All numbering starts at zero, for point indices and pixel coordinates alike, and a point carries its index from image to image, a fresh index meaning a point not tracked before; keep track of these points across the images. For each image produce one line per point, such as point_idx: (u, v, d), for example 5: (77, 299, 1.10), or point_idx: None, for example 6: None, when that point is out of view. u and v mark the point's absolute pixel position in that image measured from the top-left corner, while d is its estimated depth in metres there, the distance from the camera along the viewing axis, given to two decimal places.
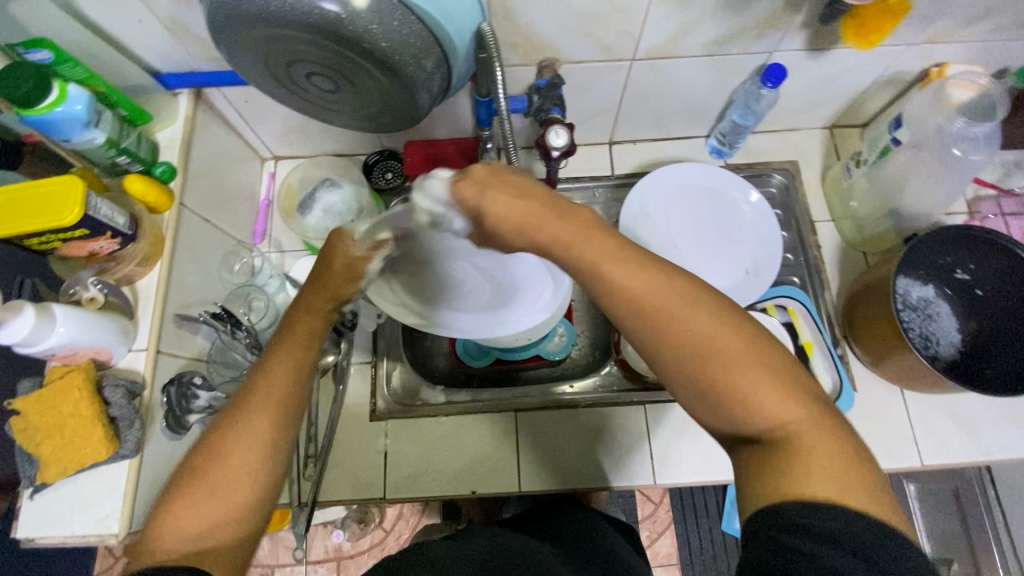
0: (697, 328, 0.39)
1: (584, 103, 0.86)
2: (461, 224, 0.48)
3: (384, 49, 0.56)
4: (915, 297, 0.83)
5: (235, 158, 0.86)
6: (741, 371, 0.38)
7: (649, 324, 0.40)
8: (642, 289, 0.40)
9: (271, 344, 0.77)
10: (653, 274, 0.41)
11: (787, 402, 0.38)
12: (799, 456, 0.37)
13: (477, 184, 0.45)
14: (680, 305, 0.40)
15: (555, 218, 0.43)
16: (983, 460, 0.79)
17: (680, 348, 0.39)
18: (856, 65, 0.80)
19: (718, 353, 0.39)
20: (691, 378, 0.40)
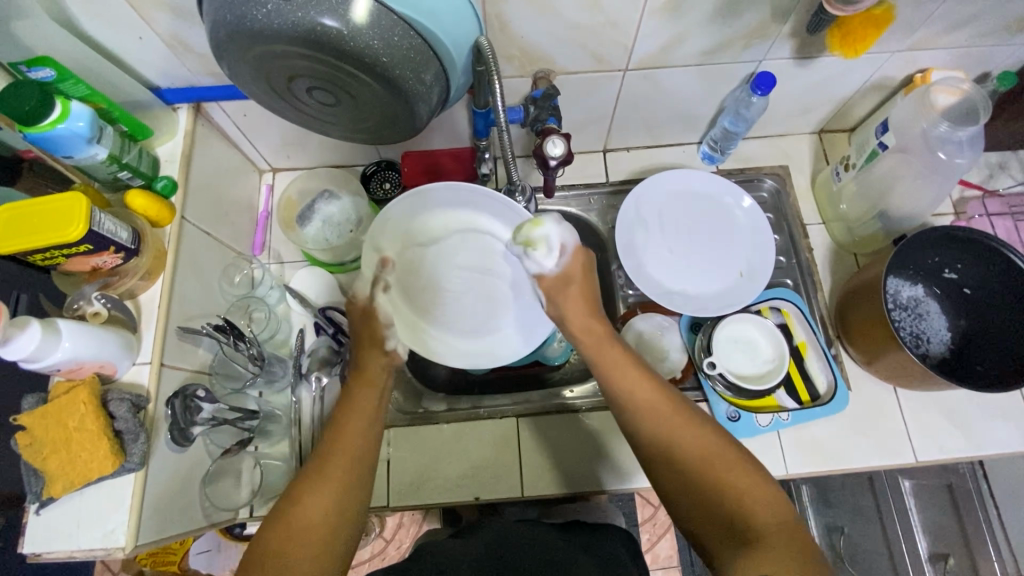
0: (692, 441, 0.54)
1: (578, 112, 0.87)
2: (551, 263, 0.64)
3: (384, 64, 0.57)
4: (906, 297, 0.85)
5: (234, 171, 0.87)
6: (728, 475, 0.51)
7: (661, 434, 0.55)
8: (658, 403, 0.56)
9: (271, 354, 0.79)
10: (671, 399, 0.57)
11: (763, 505, 0.49)
12: (774, 546, 0.46)
13: (568, 276, 0.65)
14: (688, 421, 0.55)
15: (603, 325, 0.63)
16: (975, 455, 0.81)
17: (678, 458, 0.53)
18: (842, 72, 0.82)
19: (711, 458, 0.52)
20: (687, 478, 0.52)
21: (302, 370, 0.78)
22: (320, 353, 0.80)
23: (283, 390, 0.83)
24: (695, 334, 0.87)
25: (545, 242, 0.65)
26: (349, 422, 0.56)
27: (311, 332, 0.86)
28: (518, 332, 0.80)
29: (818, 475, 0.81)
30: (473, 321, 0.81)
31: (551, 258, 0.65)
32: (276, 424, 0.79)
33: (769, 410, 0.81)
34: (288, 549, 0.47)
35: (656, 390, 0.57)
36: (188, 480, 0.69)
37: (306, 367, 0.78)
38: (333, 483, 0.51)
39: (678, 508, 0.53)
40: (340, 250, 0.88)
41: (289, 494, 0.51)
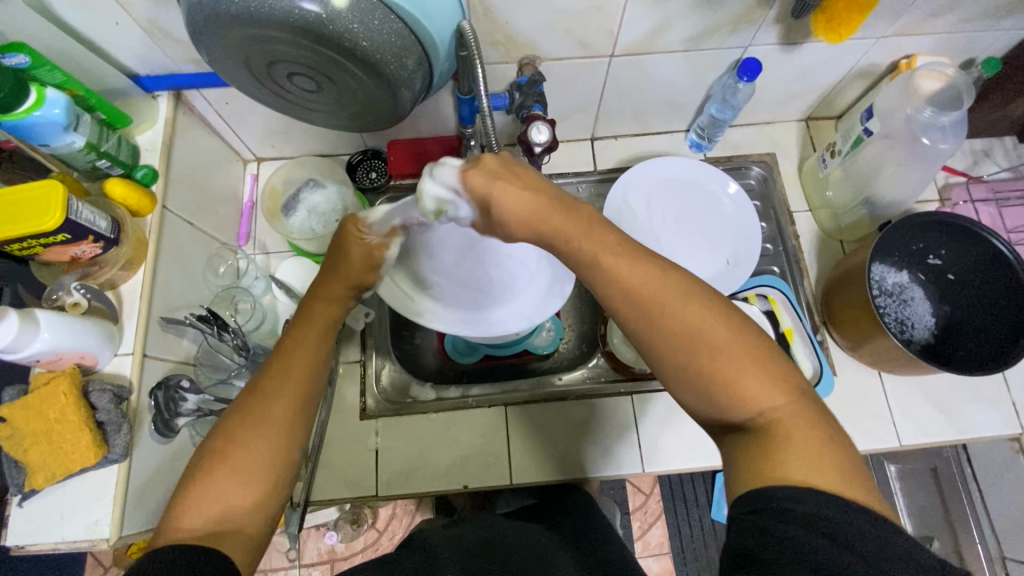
0: (689, 320, 0.43)
1: (565, 100, 0.87)
2: (467, 211, 0.50)
3: (365, 49, 0.56)
4: (891, 283, 0.86)
5: (217, 160, 0.86)
6: (733, 356, 0.42)
7: (646, 318, 0.44)
8: (644, 284, 0.44)
9: (256, 346, 0.78)
10: (652, 268, 0.44)
11: (774, 391, 0.41)
12: (783, 441, 0.39)
13: (488, 175, 0.48)
14: (680, 301, 0.43)
15: (560, 212, 0.46)
16: (958, 437, 0.82)
17: (672, 335, 0.43)
18: (829, 58, 0.82)
19: (709, 341, 0.42)
20: (681, 370, 0.43)
21: None
22: None
23: None
24: None
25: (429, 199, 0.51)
26: (295, 345, 0.50)
27: None
28: (520, 310, 0.75)
29: None
30: (473, 301, 0.77)
31: (462, 212, 0.51)
32: None
33: None
34: (223, 486, 0.44)
35: (633, 268, 0.44)
36: (174, 471, 0.69)
37: None
38: (281, 412, 0.47)
39: (676, 396, 0.45)
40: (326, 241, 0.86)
41: (224, 426, 0.46)
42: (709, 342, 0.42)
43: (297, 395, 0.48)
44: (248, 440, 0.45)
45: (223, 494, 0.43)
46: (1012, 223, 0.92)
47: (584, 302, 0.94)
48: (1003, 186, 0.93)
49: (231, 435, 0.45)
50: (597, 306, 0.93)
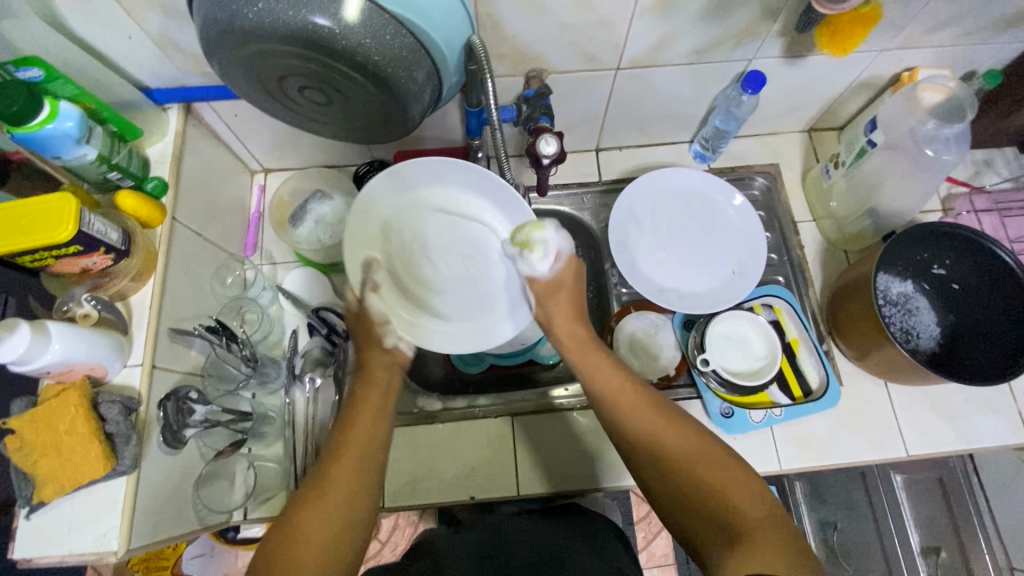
0: (673, 441, 0.54)
1: (571, 111, 0.88)
2: (543, 267, 0.66)
3: (377, 63, 0.57)
4: (896, 293, 0.86)
5: (225, 172, 0.87)
6: (710, 466, 0.52)
7: (638, 432, 0.56)
8: (637, 406, 0.57)
9: (263, 356, 0.79)
10: (640, 390, 0.59)
11: (746, 499, 0.49)
12: (753, 540, 0.46)
13: (551, 285, 0.67)
14: (667, 419, 0.56)
15: (594, 350, 0.63)
16: (964, 448, 0.82)
17: (660, 450, 0.54)
18: (832, 70, 0.83)
19: (695, 452, 0.53)
20: (669, 477, 0.53)
21: (295, 371, 0.82)
22: (313, 354, 0.82)
23: (277, 391, 0.83)
24: (688, 331, 0.87)
25: (542, 245, 0.67)
26: (352, 432, 0.56)
27: (303, 333, 0.87)
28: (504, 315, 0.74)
29: (812, 469, 0.82)
30: (462, 303, 0.76)
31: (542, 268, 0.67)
32: (269, 425, 0.80)
33: (763, 406, 0.81)
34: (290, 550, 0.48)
35: (628, 389, 0.59)
36: (181, 483, 0.69)
37: (299, 369, 0.82)
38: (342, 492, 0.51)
39: (670, 514, 0.53)
40: (333, 251, 0.86)
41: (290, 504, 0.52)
42: (686, 456, 0.53)
43: (363, 459, 0.54)
44: (312, 515, 0.50)
45: (287, 564, 0.48)
46: (1015, 233, 0.93)
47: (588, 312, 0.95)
48: (1005, 196, 0.93)
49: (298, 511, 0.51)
50: (602, 316, 0.93)
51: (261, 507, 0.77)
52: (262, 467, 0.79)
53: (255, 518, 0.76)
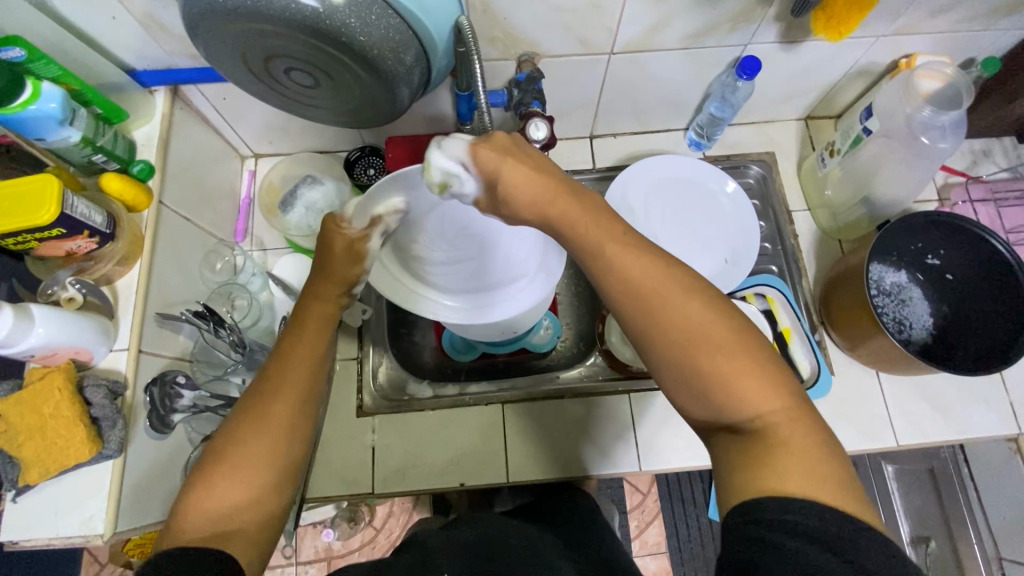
0: (692, 322, 0.43)
1: (564, 97, 0.87)
2: (472, 187, 0.50)
3: (362, 43, 0.56)
4: (889, 283, 0.86)
5: (215, 156, 0.86)
6: (736, 366, 0.42)
7: (649, 318, 0.44)
8: (652, 282, 0.44)
9: (253, 343, 0.78)
10: (653, 261, 0.45)
11: (773, 398, 0.41)
12: (780, 453, 0.40)
13: (499, 150, 0.49)
14: (686, 302, 0.43)
15: (565, 197, 0.47)
16: (955, 438, 0.82)
17: (675, 338, 0.43)
18: (829, 57, 0.81)
19: (714, 347, 0.42)
20: (682, 370, 0.43)
21: None
22: None
23: None
24: None
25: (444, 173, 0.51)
26: (297, 345, 0.51)
27: None
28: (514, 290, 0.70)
29: None
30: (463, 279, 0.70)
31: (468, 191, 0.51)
32: None
33: None
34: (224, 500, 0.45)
35: (633, 260, 0.45)
36: (169, 468, 0.69)
37: None
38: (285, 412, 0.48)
39: (669, 392, 0.45)
40: None
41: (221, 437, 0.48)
42: (706, 345, 0.42)
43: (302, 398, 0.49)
44: (252, 445, 0.47)
45: (225, 492, 0.45)
46: (1010, 223, 0.92)
47: (582, 301, 0.95)
48: (1003, 186, 0.92)
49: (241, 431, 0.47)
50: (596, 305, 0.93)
51: None
52: None
53: None
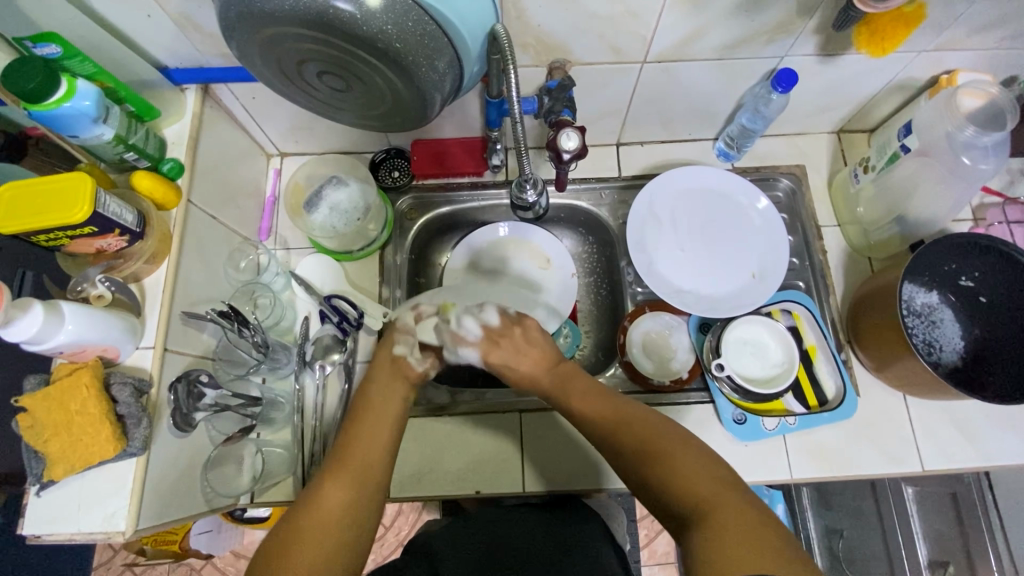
0: (630, 433, 0.56)
1: (593, 104, 0.85)
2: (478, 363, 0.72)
3: (398, 50, 0.56)
4: (920, 303, 0.84)
5: (243, 155, 0.86)
6: (668, 460, 0.53)
7: (615, 440, 0.57)
8: (602, 408, 0.60)
9: (275, 342, 0.80)
10: (616, 405, 0.59)
11: (704, 478, 0.51)
12: (713, 530, 0.47)
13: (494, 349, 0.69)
14: (629, 415, 0.58)
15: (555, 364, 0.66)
16: (982, 465, 0.80)
17: (623, 446, 0.56)
18: (867, 70, 0.79)
19: (649, 450, 0.54)
20: (634, 471, 0.55)
21: (306, 358, 0.82)
22: (323, 340, 0.83)
23: (287, 377, 0.83)
24: (704, 334, 0.85)
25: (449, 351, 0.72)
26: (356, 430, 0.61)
27: (315, 319, 0.87)
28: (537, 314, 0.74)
29: (824, 480, 0.80)
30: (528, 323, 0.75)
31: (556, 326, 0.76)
32: (278, 412, 0.80)
33: (776, 414, 0.80)
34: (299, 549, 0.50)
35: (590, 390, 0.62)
36: (191, 465, 0.69)
37: (309, 355, 0.83)
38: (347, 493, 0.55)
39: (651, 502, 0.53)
40: (347, 238, 0.88)
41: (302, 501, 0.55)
42: (647, 449, 0.54)
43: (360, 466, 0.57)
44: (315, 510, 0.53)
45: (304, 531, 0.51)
46: None
47: (602, 310, 0.95)
48: None
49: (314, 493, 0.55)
50: (616, 315, 0.92)
51: (267, 491, 0.79)
52: (270, 453, 0.79)
53: (262, 502, 0.78)
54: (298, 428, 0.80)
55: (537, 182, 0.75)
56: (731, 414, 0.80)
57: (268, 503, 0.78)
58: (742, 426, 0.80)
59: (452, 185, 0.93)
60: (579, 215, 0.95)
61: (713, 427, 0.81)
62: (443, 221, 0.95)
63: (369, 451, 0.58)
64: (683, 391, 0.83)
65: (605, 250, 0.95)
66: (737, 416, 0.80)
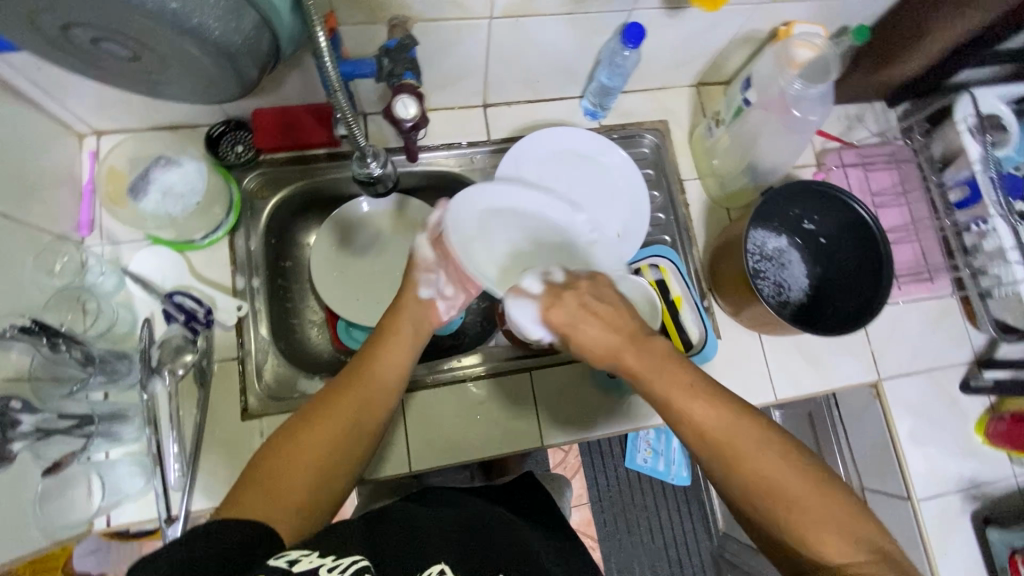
0: (765, 471, 0.49)
1: (448, 65, 0.80)
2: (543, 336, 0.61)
3: (178, 11, 0.48)
4: (771, 247, 0.90)
5: (41, 137, 0.73)
6: (801, 509, 0.48)
7: (727, 454, 0.50)
8: (733, 433, 0.51)
9: (107, 352, 0.71)
10: (729, 414, 0.51)
11: (829, 524, 0.47)
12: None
13: (570, 313, 0.57)
14: (756, 446, 0.50)
15: (632, 352, 0.55)
16: (824, 388, 0.90)
17: (748, 472, 0.50)
18: (713, 23, 0.81)
19: (779, 492, 0.49)
20: (758, 506, 0.50)
21: (152, 364, 0.72)
22: (172, 342, 0.74)
23: (133, 387, 0.75)
24: None
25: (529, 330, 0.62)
26: (387, 347, 0.65)
27: (159, 319, 0.78)
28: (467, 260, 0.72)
29: None
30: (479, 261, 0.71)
31: (557, 271, 0.62)
32: (125, 425, 0.72)
33: None
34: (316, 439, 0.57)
35: (725, 418, 0.51)
36: (16, 502, 0.61)
37: (156, 360, 0.72)
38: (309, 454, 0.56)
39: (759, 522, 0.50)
40: (185, 225, 0.79)
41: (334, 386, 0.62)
42: (774, 489, 0.49)
43: (382, 377, 0.63)
44: (333, 408, 0.59)
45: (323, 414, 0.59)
46: (877, 187, 0.97)
47: None
48: (871, 150, 0.97)
49: (289, 435, 0.57)
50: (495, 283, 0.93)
51: (126, 511, 0.72)
52: (121, 471, 0.72)
53: (121, 524, 0.72)
54: (152, 445, 0.70)
55: (378, 153, 0.69)
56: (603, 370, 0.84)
57: (129, 523, 0.72)
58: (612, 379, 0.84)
59: (307, 158, 0.86)
60: (452, 182, 0.92)
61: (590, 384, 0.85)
62: (303, 197, 0.88)
63: (366, 391, 0.62)
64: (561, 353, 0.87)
65: None
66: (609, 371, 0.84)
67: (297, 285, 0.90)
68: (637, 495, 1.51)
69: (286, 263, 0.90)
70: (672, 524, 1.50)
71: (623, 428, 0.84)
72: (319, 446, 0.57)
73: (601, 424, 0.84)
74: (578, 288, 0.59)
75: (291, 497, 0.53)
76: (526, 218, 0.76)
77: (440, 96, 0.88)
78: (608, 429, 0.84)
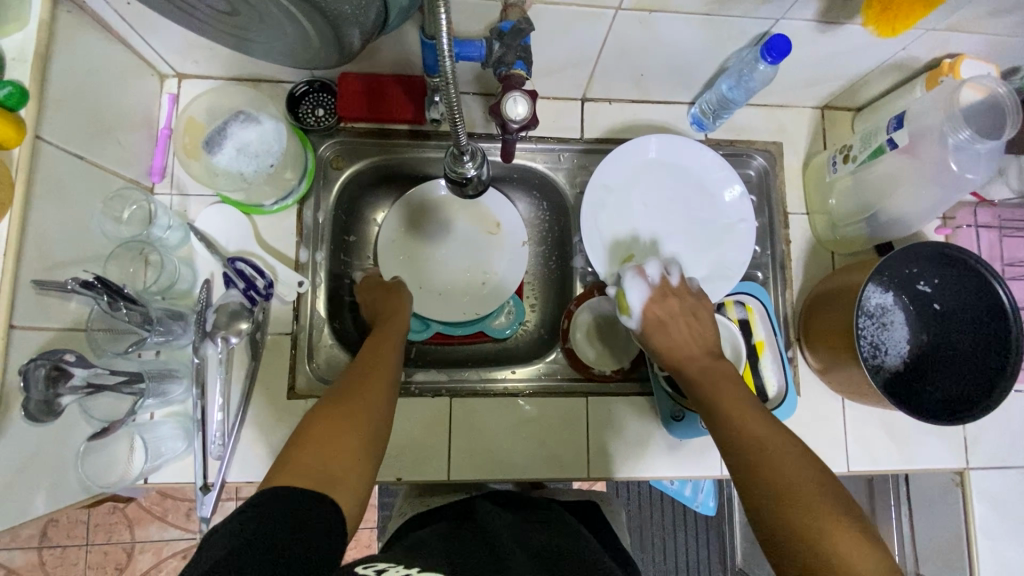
0: (786, 469, 0.49)
1: (556, 53, 0.72)
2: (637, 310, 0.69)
3: None
4: (874, 304, 0.80)
5: (123, 75, 0.69)
6: (814, 510, 0.46)
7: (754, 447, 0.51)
8: (765, 435, 0.52)
9: (165, 312, 0.69)
10: (771, 424, 0.53)
11: (841, 531, 0.45)
12: None
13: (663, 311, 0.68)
14: (780, 445, 0.51)
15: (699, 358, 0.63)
16: (903, 468, 0.82)
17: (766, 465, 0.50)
18: (867, 45, 0.70)
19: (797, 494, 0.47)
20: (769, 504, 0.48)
21: (206, 328, 0.69)
22: (229, 307, 0.71)
23: (185, 347, 0.73)
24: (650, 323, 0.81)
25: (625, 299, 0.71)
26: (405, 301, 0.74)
27: (218, 281, 0.76)
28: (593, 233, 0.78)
29: None
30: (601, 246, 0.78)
31: (675, 274, 0.71)
32: (175, 386, 0.71)
33: None
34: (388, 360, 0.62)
35: (766, 424, 0.53)
36: (58, 452, 0.60)
37: (211, 325, 0.69)
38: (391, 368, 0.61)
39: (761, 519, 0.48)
40: (257, 191, 0.74)
41: (385, 325, 0.69)
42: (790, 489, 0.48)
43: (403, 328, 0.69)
44: (389, 344, 0.65)
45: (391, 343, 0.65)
46: (1008, 255, 0.85)
47: (550, 286, 0.89)
48: (1011, 211, 0.85)
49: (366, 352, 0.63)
50: (564, 293, 0.87)
51: (165, 470, 0.72)
52: (162, 431, 0.71)
53: (157, 482, 0.72)
54: (198, 410, 0.68)
55: (476, 153, 0.62)
56: (669, 411, 0.76)
57: (166, 482, 0.72)
58: (678, 423, 0.75)
59: (388, 132, 0.80)
60: (533, 177, 0.86)
61: (649, 421, 0.79)
62: (377, 172, 0.83)
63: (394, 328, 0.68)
64: (623, 381, 0.81)
65: (559, 220, 0.88)
66: (676, 413, 0.76)
67: (358, 262, 0.86)
68: (656, 514, 1.43)
69: (351, 238, 0.85)
70: (686, 552, 1.42)
71: (677, 473, 0.78)
72: (352, 422, 0.52)
73: (654, 465, 0.78)
74: (682, 300, 0.69)
75: (343, 476, 0.48)
76: (630, 222, 0.81)
77: (539, 84, 0.80)
78: (661, 471, 0.78)
